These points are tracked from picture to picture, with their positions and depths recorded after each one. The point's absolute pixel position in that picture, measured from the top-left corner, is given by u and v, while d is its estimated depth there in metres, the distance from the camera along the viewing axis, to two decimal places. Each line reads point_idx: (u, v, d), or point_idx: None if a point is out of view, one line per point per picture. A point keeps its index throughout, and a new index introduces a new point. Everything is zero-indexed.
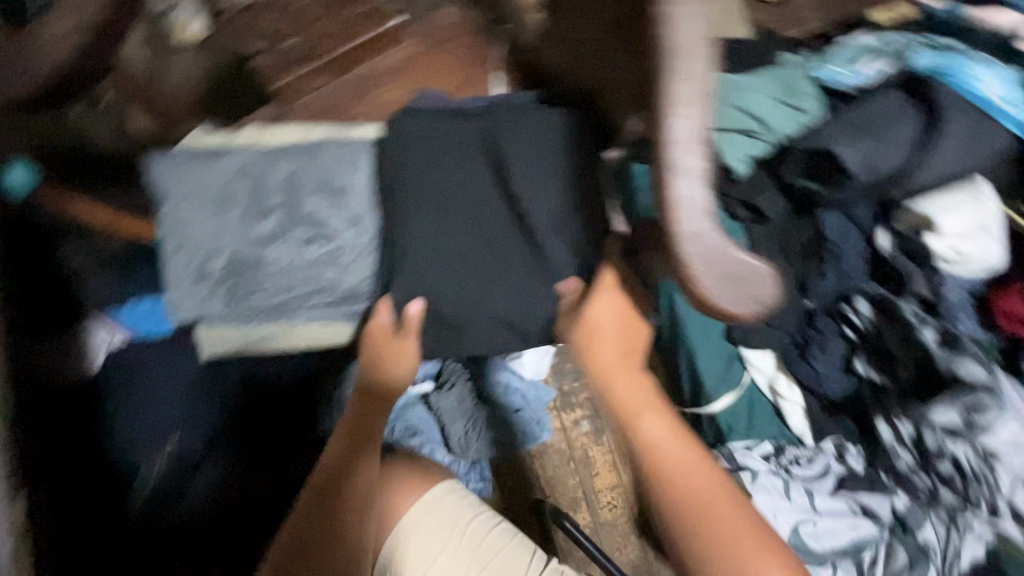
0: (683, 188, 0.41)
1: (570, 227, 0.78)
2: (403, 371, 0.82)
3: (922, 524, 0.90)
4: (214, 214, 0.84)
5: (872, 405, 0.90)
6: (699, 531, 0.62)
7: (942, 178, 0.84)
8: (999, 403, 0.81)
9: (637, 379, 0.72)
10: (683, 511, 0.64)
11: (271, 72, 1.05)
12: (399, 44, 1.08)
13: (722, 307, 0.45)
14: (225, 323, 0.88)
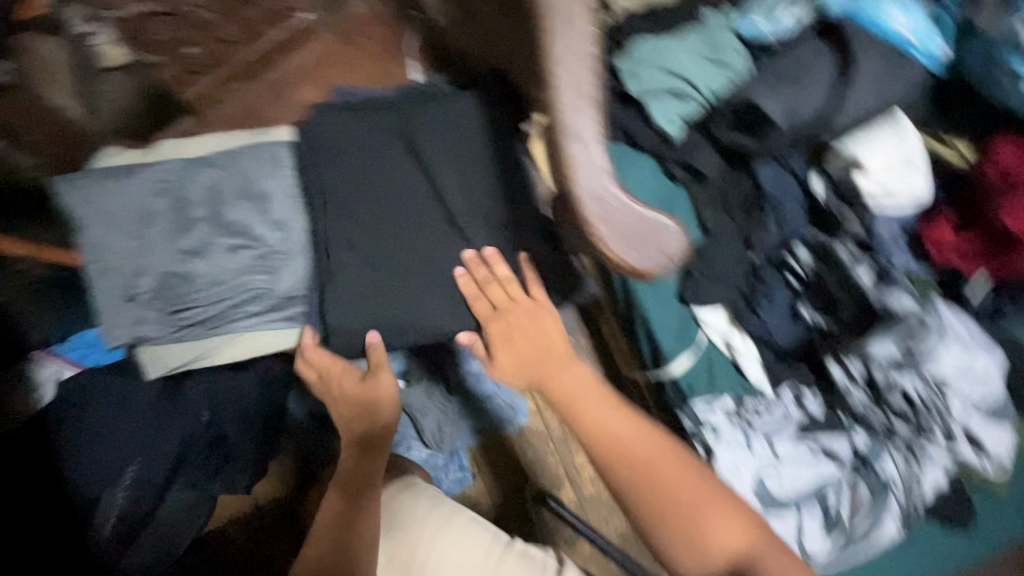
0: (581, 154, 0.48)
1: (502, 212, 0.71)
2: (388, 413, 0.76)
3: (882, 456, 0.87)
4: (127, 234, 0.72)
5: (822, 348, 0.90)
6: (680, 529, 0.61)
7: (862, 117, 0.83)
8: (936, 330, 0.83)
9: (565, 370, 0.68)
10: (663, 512, 0.62)
11: (179, 83, 1.04)
12: (309, 44, 1.10)
13: (632, 264, 0.51)
14: (156, 354, 0.76)
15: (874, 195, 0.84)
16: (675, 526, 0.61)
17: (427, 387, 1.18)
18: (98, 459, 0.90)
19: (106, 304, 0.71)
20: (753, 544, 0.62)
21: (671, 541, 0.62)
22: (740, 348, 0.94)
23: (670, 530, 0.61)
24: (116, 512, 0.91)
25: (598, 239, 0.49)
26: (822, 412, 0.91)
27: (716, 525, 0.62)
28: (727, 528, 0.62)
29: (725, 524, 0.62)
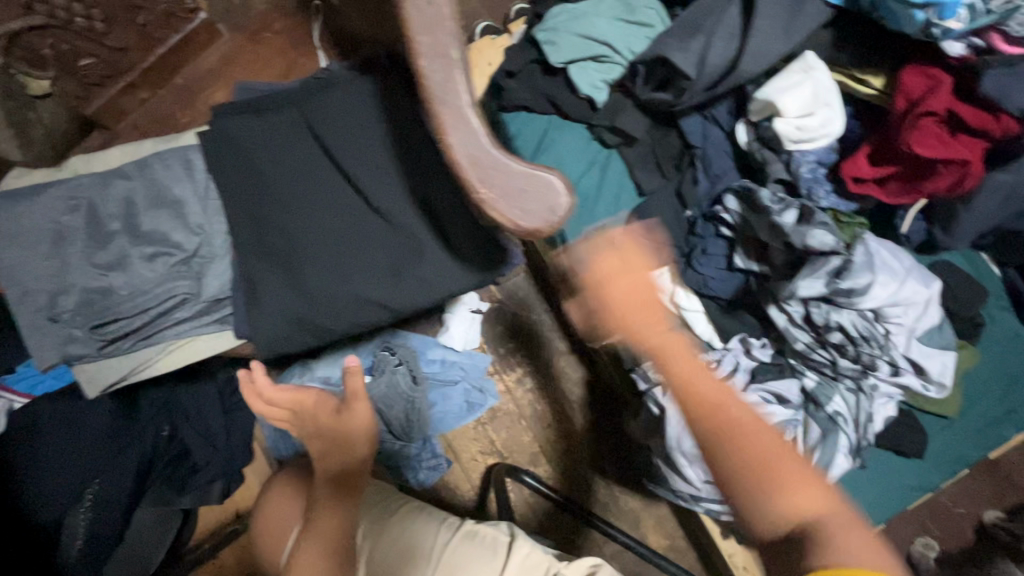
0: (451, 123, 0.48)
1: (406, 187, 0.69)
2: (362, 447, 0.75)
3: (832, 396, 0.87)
4: (44, 256, 0.71)
5: (760, 294, 0.90)
6: (769, 500, 0.59)
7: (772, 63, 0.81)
8: (868, 268, 0.82)
9: (663, 326, 0.66)
10: (744, 477, 0.60)
11: (91, 97, 1.03)
12: (215, 43, 1.12)
13: (522, 226, 0.49)
14: (90, 372, 0.74)
15: (794, 137, 0.82)
16: (771, 497, 0.58)
17: (389, 376, 1.17)
18: (56, 482, 0.90)
19: (28, 327, 0.70)
20: (827, 514, 0.57)
21: (752, 506, 0.59)
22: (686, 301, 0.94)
23: (749, 493, 0.59)
24: (82, 531, 0.90)
25: (480, 200, 0.49)
26: (769, 357, 0.91)
27: (800, 494, 0.58)
28: (808, 501, 0.58)
29: (805, 498, 0.58)
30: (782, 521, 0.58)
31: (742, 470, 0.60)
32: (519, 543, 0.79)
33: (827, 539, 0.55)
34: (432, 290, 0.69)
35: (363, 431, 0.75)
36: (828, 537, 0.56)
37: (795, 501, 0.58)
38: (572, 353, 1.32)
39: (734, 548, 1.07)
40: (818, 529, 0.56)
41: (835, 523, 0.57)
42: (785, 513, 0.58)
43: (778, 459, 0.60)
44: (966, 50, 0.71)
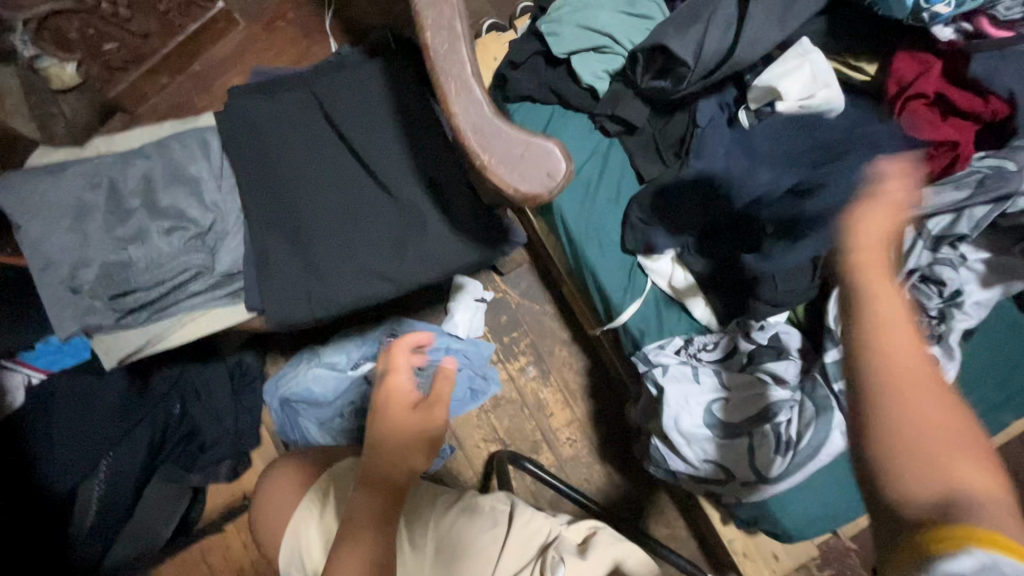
0: (458, 101, 0.52)
1: (413, 164, 0.72)
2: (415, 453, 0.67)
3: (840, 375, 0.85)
4: (66, 229, 0.74)
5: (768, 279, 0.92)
6: (927, 461, 0.41)
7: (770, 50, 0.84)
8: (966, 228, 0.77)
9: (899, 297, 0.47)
10: (925, 437, 0.42)
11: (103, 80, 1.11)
12: (235, 29, 1.19)
13: (520, 191, 0.52)
14: (109, 342, 0.77)
15: (795, 120, 0.85)
16: (909, 469, 0.42)
17: None
18: (69, 455, 0.93)
19: (50, 298, 0.73)
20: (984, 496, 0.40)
21: (900, 475, 0.42)
22: (681, 280, 0.96)
23: (905, 463, 0.42)
24: (96, 499, 0.96)
25: (481, 164, 0.52)
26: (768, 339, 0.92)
27: (971, 467, 0.41)
28: (971, 476, 0.41)
29: (974, 477, 0.41)
30: (932, 487, 0.41)
31: (892, 427, 0.43)
32: (520, 506, 0.82)
33: (985, 514, 0.39)
34: (438, 264, 0.71)
35: (423, 435, 0.68)
36: (970, 512, 0.39)
37: (948, 469, 0.41)
38: (574, 343, 1.34)
39: (734, 534, 1.06)
40: (968, 505, 0.39)
41: (994, 504, 0.40)
42: (939, 479, 0.41)
43: (957, 437, 0.42)
44: (955, 35, 0.78)
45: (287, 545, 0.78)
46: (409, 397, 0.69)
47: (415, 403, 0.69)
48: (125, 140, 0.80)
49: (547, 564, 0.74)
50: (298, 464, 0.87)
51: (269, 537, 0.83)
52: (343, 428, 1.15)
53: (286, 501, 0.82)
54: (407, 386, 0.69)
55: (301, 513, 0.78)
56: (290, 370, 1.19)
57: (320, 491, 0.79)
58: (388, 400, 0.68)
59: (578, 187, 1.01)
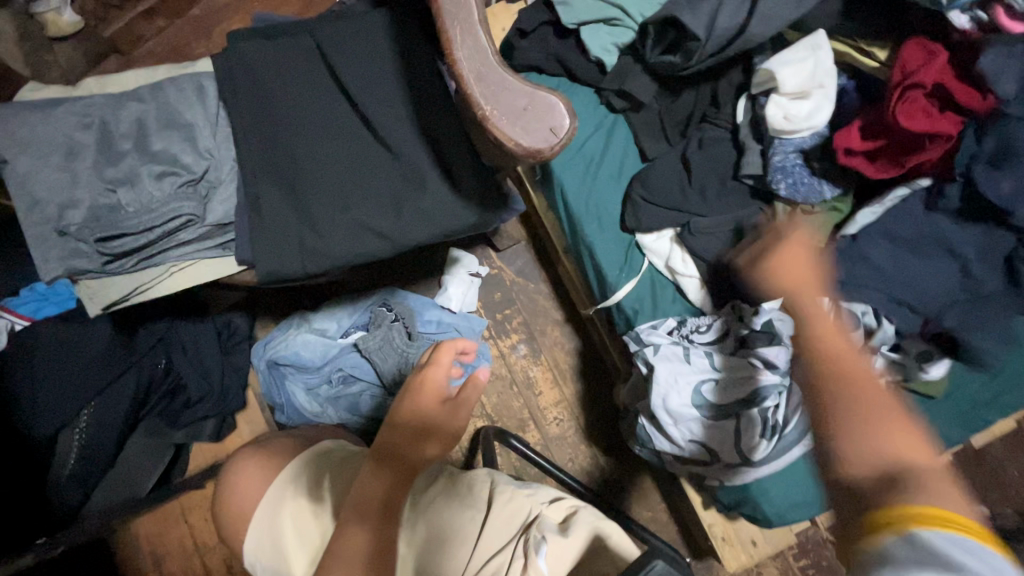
0: (462, 51, 0.51)
1: (413, 120, 0.71)
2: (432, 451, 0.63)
3: None
4: (54, 167, 0.72)
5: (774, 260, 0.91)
6: (867, 432, 0.54)
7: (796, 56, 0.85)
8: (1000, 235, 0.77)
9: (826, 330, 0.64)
10: (856, 423, 0.55)
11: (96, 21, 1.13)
12: None
13: (524, 144, 0.51)
14: (94, 288, 0.75)
15: (781, 125, 0.85)
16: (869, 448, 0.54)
17: (386, 331, 1.16)
18: (51, 401, 0.93)
19: (35, 238, 0.71)
20: (921, 466, 0.52)
21: (852, 450, 0.54)
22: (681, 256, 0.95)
23: (849, 443, 0.55)
24: (76, 449, 0.95)
25: (484, 117, 0.51)
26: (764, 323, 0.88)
27: (895, 440, 0.54)
28: (905, 448, 0.53)
29: (906, 445, 0.54)
30: (869, 466, 0.53)
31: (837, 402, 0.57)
32: (500, 486, 0.79)
33: (922, 486, 0.50)
34: (434, 224, 0.70)
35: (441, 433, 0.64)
36: (907, 485, 0.50)
37: (889, 442, 0.54)
38: (567, 323, 1.33)
39: (714, 518, 1.06)
40: (911, 474, 0.51)
41: (930, 475, 0.51)
42: (879, 452, 0.53)
43: (893, 417, 0.55)
44: (970, 24, 0.74)
45: (257, 520, 0.73)
46: (442, 390, 0.64)
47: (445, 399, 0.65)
48: (117, 80, 0.78)
49: (528, 545, 0.71)
50: (261, 449, 0.81)
51: (231, 523, 0.77)
52: (334, 392, 1.16)
53: (249, 486, 0.77)
54: (439, 379, 0.64)
55: (272, 497, 0.73)
56: (280, 334, 1.17)
57: (292, 474, 0.75)
58: (419, 387, 0.64)
59: (580, 161, 1.00)
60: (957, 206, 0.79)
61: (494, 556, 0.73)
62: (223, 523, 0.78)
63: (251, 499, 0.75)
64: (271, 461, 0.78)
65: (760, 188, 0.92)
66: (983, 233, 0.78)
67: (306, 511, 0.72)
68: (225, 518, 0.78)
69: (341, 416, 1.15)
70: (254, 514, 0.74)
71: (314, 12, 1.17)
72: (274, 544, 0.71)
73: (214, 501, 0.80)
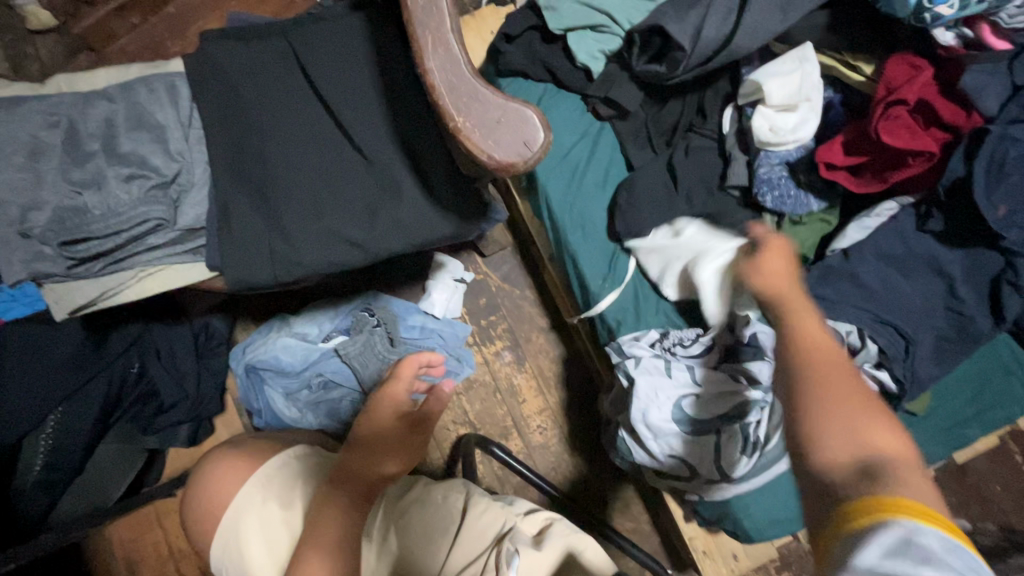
0: (433, 62, 0.50)
1: (390, 128, 0.69)
2: (391, 467, 0.66)
3: None
4: (19, 167, 0.70)
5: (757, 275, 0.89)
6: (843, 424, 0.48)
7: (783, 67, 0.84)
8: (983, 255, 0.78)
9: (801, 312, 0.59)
10: (832, 405, 0.50)
11: None
12: None
13: (496, 158, 0.49)
14: (59, 292, 0.73)
15: (768, 137, 0.84)
16: (846, 436, 0.48)
17: (367, 337, 1.15)
18: (18, 405, 0.90)
19: None
20: (896, 458, 0.47)
21: (823, 436, 0.48)
22: (703, 240, 0.91)
23: (819, 425, 0.49)
24: (42, 455, 0.92)
25: (455, 128, 0.49)
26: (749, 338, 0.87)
27: (876, 432, 0.48)
28: (882, 440, 0.48)
29: (882, 439, 0.48)
30: (849, 454, 0.47)
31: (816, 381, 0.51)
32: (477, 497, 0.77)
33: (901, 481, 0.45)
34: (409, 233, 0.68)
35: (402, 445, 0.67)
36: (890, 481, 0.44)
37: (861, 430, 0.48)
38: (552, 331, 1.32)
39: (695, 531, 1.05)
40: (883, 466, 0.45)
41: (905, 466, 0.46)
42: (854, 441, 0.47)
43: (869, 408, 0.49)
44: (955, 40, 0.74)
45: (222, 531, 0.71)
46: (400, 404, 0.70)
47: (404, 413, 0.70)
48: (88, 78, 0.76)
49: (501, 556, 0.69)
50: (232, 450, 0.78)
51: (198, 533, 0.75)
52: (313, 398, 1.14)
53: (212, 498, 0.74)
54: (402, 393, 0.70)
55: (237, 506, 0.71)
56: (259, 338, 1.15)
57: (261, 479, 0.73)
58: (382, 402, 0.69)
59: (565, 169, 0.99)
60: (939, 227, 0.79)
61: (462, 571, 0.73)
62: (189, 527, 0.76)
63: (216, 506, 0.73)
64: (240, 462, 0.75)
65: (746, 198, 0.91)
66: (964, 254, 0.79)
67: (276, 517, 0.71)
68: (192, 524, 0.75)
69: (320, 421, 1.13)
70: (220, 522, 0.71)
71: (293, 12, 1.16)
72: (240, 556, 0.70)
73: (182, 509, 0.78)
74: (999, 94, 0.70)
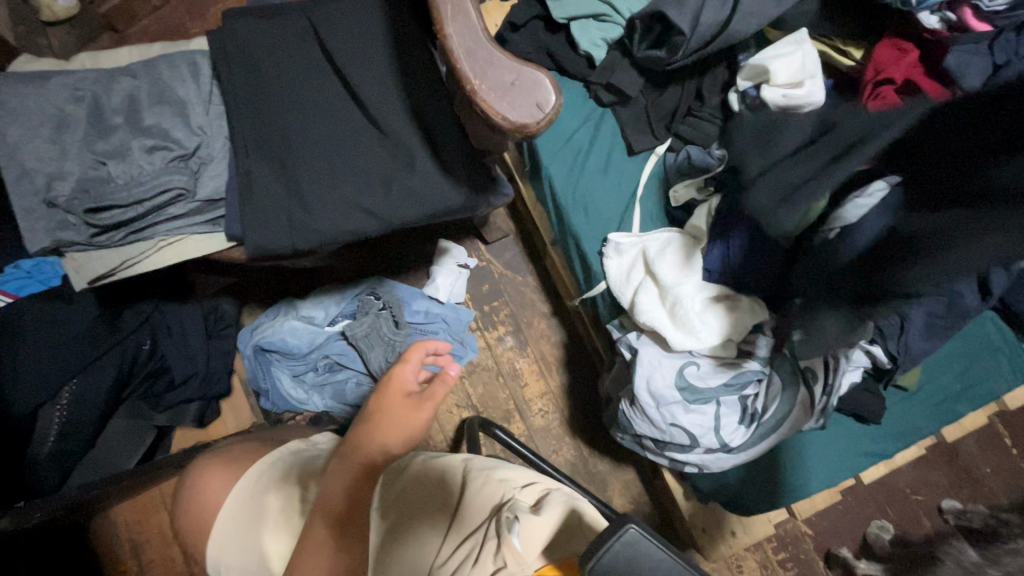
0: (453, 27, 0.53)
1: (401, 101, 0.72)
2: (392, 444, 0.63)
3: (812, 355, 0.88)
4: (45, 139, 0.72)
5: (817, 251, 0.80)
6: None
7: (783, 45, 0.89)
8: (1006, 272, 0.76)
9: None
10: None
11: None
12: None
13: (511, 119, 0.52)
14: (80, 262, 0.75)
15: (780, 107, 0.88)
16: None
17: (373, 319, 1.17)
18: (32, 379, 0.92)
19: (22, 208, 0.71)
20: None
21: None
22: (690, 323, 0.89)
23: None
24: (55, 428, 0.94)
25: (472, 91, 0.52)
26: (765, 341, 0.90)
27: None
28: None
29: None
30: None
31: None
32: (475, 471, 0.73)
33: None
34: (422, 203, 0.71)
35: (408, 432, 0.63)
36: None
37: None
38: (554, 316, 1.35)
39: (695, 508, 1.06)
40: None
41: None
42: None
43: None
44: (940, 24, 0.79)
45: (233, 500, 0.71)
46: (406, 387, 0.64)
47: (408, 395, 0.63)
48: (113, 58, 0.79)
49: (499, 524, 0.61)
50: (216, 457, 0.79)
51: (197, 508, 0.74)
52: (319, 379, 1.16)
53: (230, 463, 0.76)
54: (408, 377, 0.64)
55: (252, 473, 0.73)
56: (267, 321, 1.18)
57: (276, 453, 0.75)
58: (386, 386, 0.64)
59: (568, 153, 1.02)
60: None
61: (456, 550, 0.64)
62: (182, 522, 0.76)
63: (232, 467, 0.75)
64: (229, 464, 0.76)
65: None
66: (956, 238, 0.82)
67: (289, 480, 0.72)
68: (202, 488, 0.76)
69: (325, 403, 1.15)
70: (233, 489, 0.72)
71: None
72: (251, 523, 0.70)
73: (177, 494, 0.80)
74: (981, 72, 0.74)
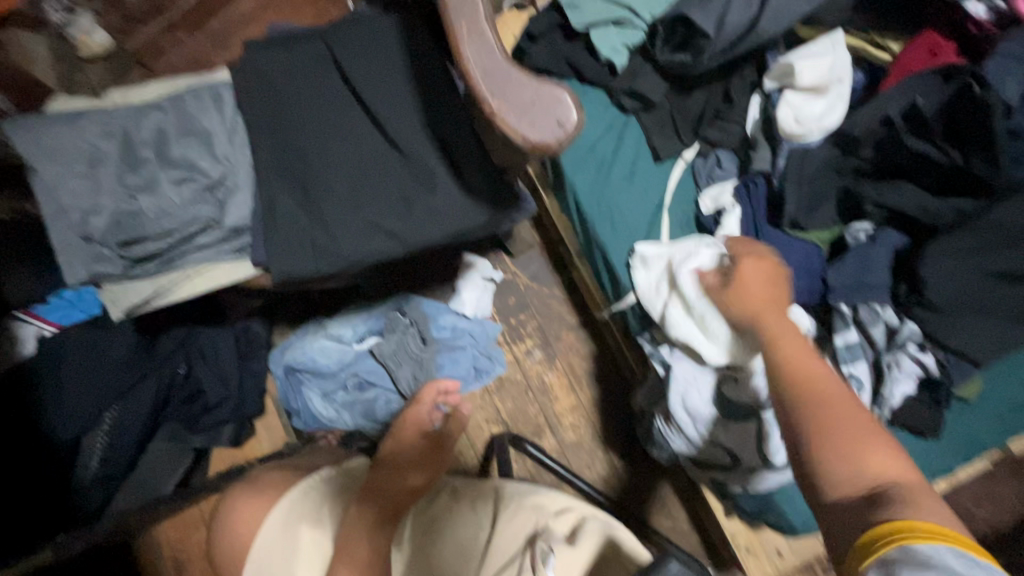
0: (470, 50, 0.51)
1: (421, 123, 0.72)
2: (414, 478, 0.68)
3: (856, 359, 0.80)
4: (78, 174, 0.74)
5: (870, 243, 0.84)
6: (837, 449, 0.51)
7: (812, 53, 0.86)
8: None
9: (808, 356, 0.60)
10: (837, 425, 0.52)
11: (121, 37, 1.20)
12: None
13: (530, 140, 0.51)
14: (115, 293, 0.77)
15: (792, 128, 0.87)
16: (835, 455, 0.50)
17: (400, 337, 1.16)
18: (76, 405, 0.95)
19: (59, 243, 0.73)
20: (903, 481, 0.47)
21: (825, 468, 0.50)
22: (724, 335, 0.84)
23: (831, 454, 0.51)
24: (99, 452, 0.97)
25: (491, 111, 0.51)
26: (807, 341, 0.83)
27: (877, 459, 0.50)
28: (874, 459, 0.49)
29: (886, 456, 0.50)
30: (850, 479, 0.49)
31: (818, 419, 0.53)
32: (507, 497, 0.69)
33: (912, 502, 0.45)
34: (444, 224, 0.70)
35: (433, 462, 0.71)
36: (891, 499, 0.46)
37: (864, 461, 0.49)
38: (582, 328, 1.32)
39: (737, 527, 1.02)
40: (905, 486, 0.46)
41: (912, 487, 0.47)
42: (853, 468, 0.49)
43: (865, 433, 0.51)
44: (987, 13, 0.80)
45: (265, 528, 0.71)
46: (422, 424, 0.76)
47: (428, 432, 0.74)
48: (140, 93, 0.81)
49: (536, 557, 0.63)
50: (249, 483, 0.78)
51: (230, 537, 0.74)
52: (349, 398, 1.16)
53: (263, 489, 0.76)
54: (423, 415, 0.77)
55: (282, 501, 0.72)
56: (296, 341, 1.18)
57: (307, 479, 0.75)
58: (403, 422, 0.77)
59: (593, 161, 0.99)
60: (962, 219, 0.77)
61: None
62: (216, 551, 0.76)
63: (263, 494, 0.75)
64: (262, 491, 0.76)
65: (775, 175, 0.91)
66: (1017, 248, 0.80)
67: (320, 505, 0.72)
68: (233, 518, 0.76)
69: (355, 421, 1.15)
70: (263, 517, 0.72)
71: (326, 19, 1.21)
72: (285, 551, 0.70)
73: (212, 522, 0.79)
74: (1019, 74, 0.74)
